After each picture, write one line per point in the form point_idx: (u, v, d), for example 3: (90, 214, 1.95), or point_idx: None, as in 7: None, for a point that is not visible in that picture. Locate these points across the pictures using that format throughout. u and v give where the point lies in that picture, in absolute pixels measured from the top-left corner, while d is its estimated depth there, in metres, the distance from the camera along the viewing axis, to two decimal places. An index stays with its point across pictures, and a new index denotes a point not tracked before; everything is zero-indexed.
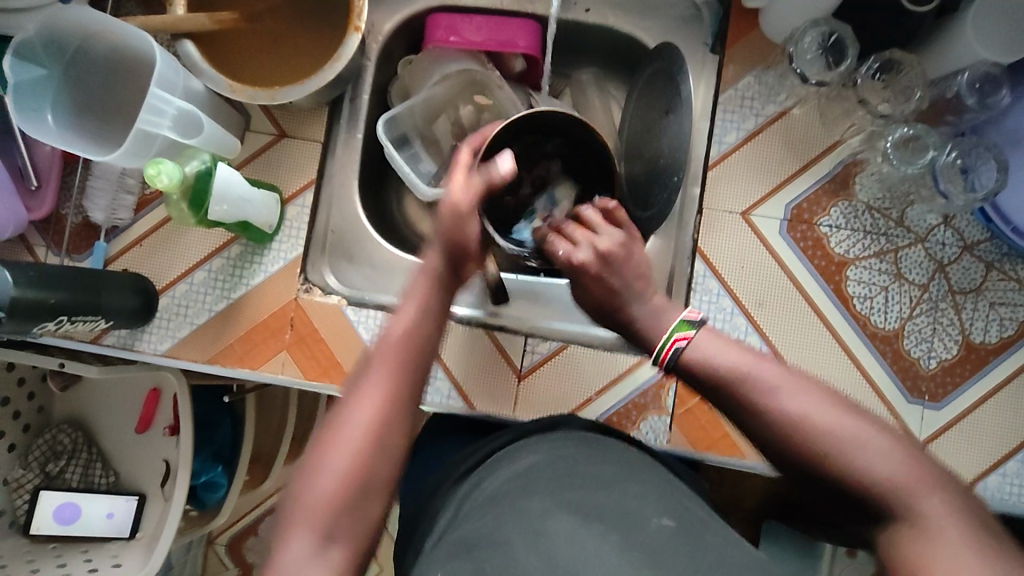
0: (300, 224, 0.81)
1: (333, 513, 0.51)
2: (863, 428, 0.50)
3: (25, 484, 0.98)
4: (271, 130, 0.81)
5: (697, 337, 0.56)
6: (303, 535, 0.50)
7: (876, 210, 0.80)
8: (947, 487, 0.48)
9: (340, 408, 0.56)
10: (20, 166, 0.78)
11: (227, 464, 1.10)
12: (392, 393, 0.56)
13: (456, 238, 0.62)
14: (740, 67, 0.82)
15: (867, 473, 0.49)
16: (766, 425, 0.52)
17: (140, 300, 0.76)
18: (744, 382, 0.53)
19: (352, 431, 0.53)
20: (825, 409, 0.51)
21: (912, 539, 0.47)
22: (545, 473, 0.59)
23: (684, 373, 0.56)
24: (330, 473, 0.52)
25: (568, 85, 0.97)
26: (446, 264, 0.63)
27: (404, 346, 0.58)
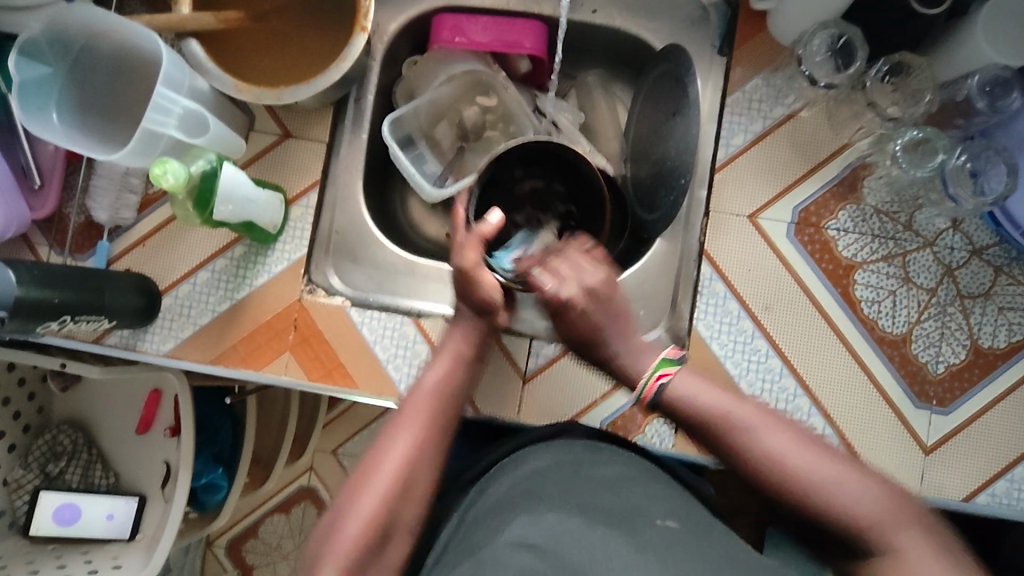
0: (304, 225, 0.80)
1: (358, 552, 0.54)
2: (831, 464, 0.56)
3: (25, 485, 0.98)
4: (276, 130, 0.81)
5: (677, 374, 0.63)
6: (329, 571, 0.53)
7: (884, 214, 0.79)
8: (914, 517, 0.53)
9: (368, 454, 0.60)
10: (22, 165, 0.77)
11: (227, 465, 1.09)
12: (420, 444, 0.60)
13: (476, 297, 0.67)
14: (748, 69, 0.81)
15: (839, 505, 0.54)
16: (743, 463, 0.58)
17: (143, 300, 0.76)
18: (724, 421, 0.59)
19: (381, 476, 0.57)
20: (794, 446, 0.57)
21: (888, 566, 0.52)
22: (549, 478, 0.60)
23: (669, 412, 0.62)
24: (359, 514, 0.56)
25: (573, 86, 0.96)
26: (478, 325, 0.68)
27: (433, 402, 0.63)
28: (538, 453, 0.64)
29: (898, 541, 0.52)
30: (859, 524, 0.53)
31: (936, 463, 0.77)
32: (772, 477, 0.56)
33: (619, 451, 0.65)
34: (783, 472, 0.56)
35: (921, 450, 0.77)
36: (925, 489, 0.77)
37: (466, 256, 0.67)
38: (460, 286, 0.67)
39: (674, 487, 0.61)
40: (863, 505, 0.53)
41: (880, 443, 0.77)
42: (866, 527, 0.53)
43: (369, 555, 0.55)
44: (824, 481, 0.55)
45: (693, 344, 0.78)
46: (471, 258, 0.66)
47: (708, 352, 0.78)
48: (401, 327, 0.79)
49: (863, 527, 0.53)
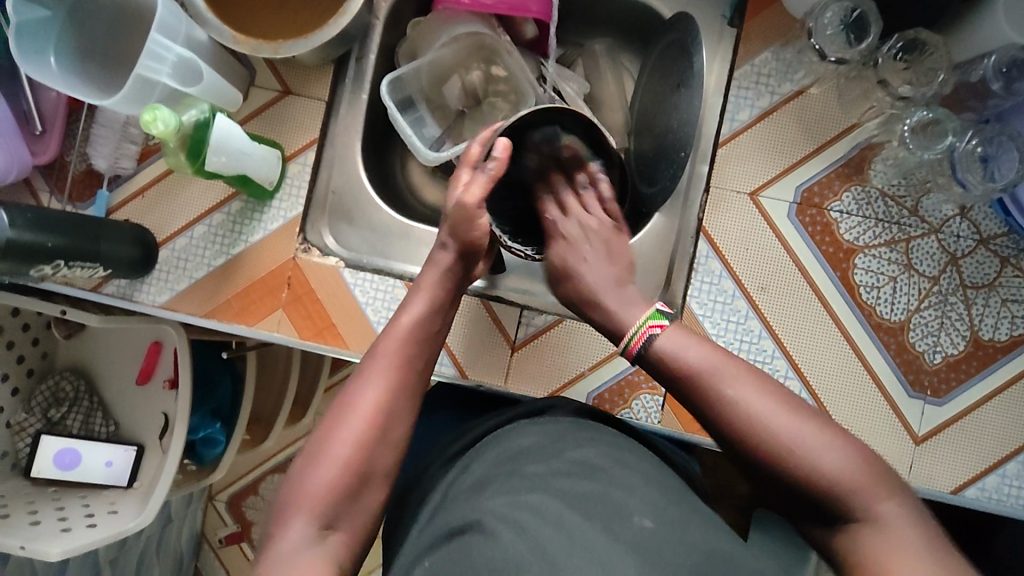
0: (301, 182, 0.81)
1: (334, 499, 0.55)
2: (811, 429, 0.55)
3: (27, 428, 0.99)
4: (276, 87, 0.80)
5: (668, 327, 0.62)
6: (302, 521, 0.54)
7: (889, 198, 0.77)
8: (891, 487, 0.54)
9: (343, 397, 0.59)
10: (25, 110, 0.78)
11: (225, 422, 1.10)
12: (395, 387, 0.60)
13: (465, 235, 0.67)
14: (758, 43, 0.79)
15: (824, 471, 0.53)
16: (726, 424, 0.57)
17: (140, 251, 0.76)
18: (706, 377, 0.58)
19: (354, 420, 0.57)
20: (777, 410, 0.56)
21: (869, 535, 0.52)
22: (533, 456, 0.60)
23: (654, 368, 0.61)
24: (331, 462, 0.56)
25: (580, 55, 0.95)
26: (460, 262, 0.68)
27: (407, 345, 0.62)
28: (527, 430, 0.64)
29: (877, 510, 0.52)
30: (838, 491, 0.53)
31: (930, 456, 0.76)
32: (754, 440, 0.55)
33: (607, 429, 0.65)
34: (766, 437, 0.55)
35: (912, 441, 0.76)
36: (915, 481, 0.76)
37: (471, 193, 0.66)
38: (453, 222, 0.67)
39: (654, 466, 0.60)
40: (843, 470, 0.53)
41: (872, 433, 0.76)
42: (844, 494, 0.53)
43: (346, 502, 0.55)
44: (806, 449, 0.54)
45: (685, 322, 0.78)
46: (474, 196, 0.66)
47: (699, 330, 0.77)
48: (393, 290, 0.79)
49: (845, 493, 0.53)
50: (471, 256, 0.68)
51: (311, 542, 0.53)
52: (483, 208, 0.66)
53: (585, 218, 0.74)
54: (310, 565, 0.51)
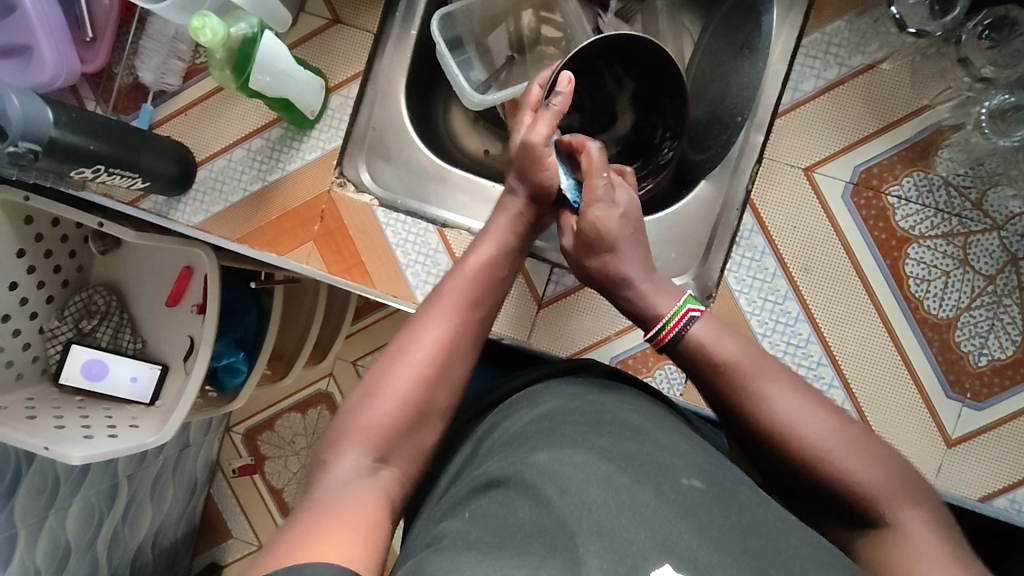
0: (342, 115, 0.79)
1: (389, 432, 0.54)
2: (844, 430, 0.54)
3: (59, 336, 1.01)
4: (325, 15, 0.79)
5: (705, 315, 0.61)
6: (358, 451, 0.52)
7: (953, 187, 0.73)
8: (919, 496, 0.52)
9: (406, 331, 0.58)
10: (76, 15, 0.78)
11: (248, 352, 1.11)
12: (461, 327, 0.59)
13: (537, 178, 0.65)
14: (833, 9, 0.74)
15: (856, 476, 0.52)
16: (754, 418, 0.55)
17: (179, 169, 0.76)
18: (737, 372, 0.57)
19: (418, 354, 0.56)
20: (810, 410, 0.55)
21: (892, 543, 0.50)
22: (567, 418, 0.57)
23: (686, 358, 0.60)
24: (392, 394, 0.55)
25: (640, 10, 0.91)
26: (530, 209, 0.67)
27: (475, 286, 0.61)
28: (551, 395, 0.61)
29: (903, 518, 0.51)
30: (866, 494, 0.52)
31: (964, 460, 0.73)
32: (779, 436, 0.55)
33: (640, 396, 0.63)
34: (798, 434, 0.54)
35: (943, 443, 0.73)
36: (943, 483, 0.73)
37: (538, 130, 0.65)
38: (530, 173, 0.65)
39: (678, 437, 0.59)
40: (870, 475, 0.52)
41: (906, 431, 0.73)
42: (874, 500, 0.52)
43: (400, 436, 0.54)
44: (839, 452, 0.53)
45: (719, 296, 0.75)
46: (541, 134, 0.65)
47: (733, 306, 0.75)
48: (425, 235, 0.78)
49: (872, 495, 0.52)
50: (544, 201, 0.66)
51: (364, 473, 0.52)
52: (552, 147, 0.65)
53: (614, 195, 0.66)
54: (363, 493, 0.50)
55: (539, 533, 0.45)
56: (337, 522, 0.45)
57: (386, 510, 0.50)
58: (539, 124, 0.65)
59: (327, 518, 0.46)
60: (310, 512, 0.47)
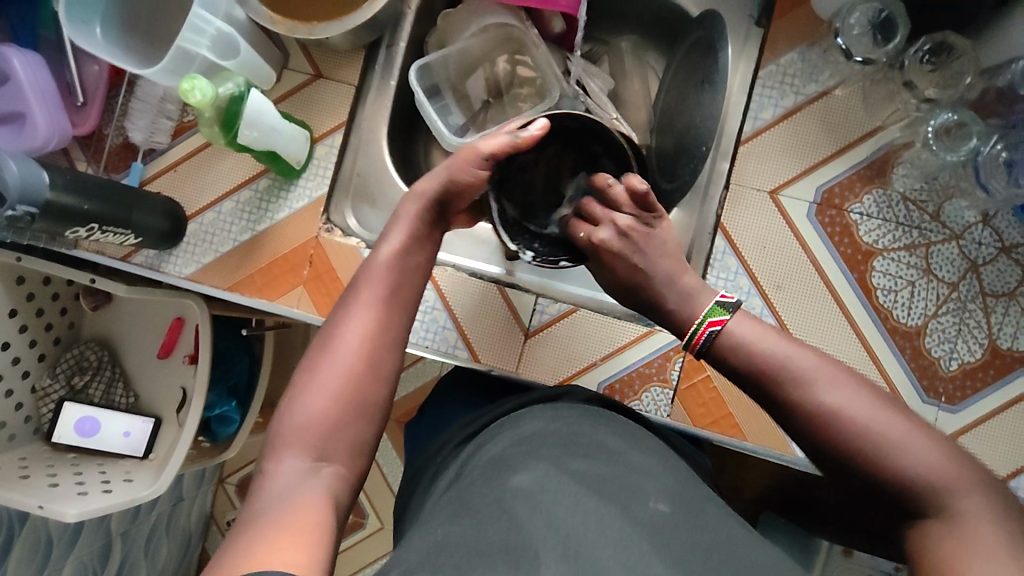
0: (327, 163, 0.83)
1: (325, 429, 0.55)
2: (897, 421, 0.52)
3: (51, 394, 1.02)
4: (308, 70, 0.82)
5: (730, 322, 0.58)
6: (296, 454, 0.53)
7: (911, 202, 0.77)
8: (980, 482, 0.50)
9: (328, 329, 0.59)
10: (68, 81, 0.81)
11: (241, 400, 1.12)
12: (381, 319, 0.60)
13: (457, 176, 0.67)
14: (784, 43, 0.79)
15: (910, 467, 0.50)
16: (798, 414, 0.54)
17: (170, 224, 0.79)
18: (780, 368, 0.55)
19: (343, 351, 0.57)
20: (859, 403, 0.52)
21: (950, 537, 0.48)
22: (550, 439, 0.59)
23: (722, 363, 0.58)
24: (321, 392, 0.56)
25: (606, 52, 0.96)
26: (441, 194, 0.67)
27: (392, 276, 0.63)
28: (536, 418, 0.63)
29: (962, 507, 0.49)
30: (912, 486, 0.50)
31: None
32: (827, 430, 0.52)
33: (620, 419, 0.65)
34: (842, 428, 0.52)
35: None
36: None
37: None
38: (450, 167, 0.67)
39: (662, 456, 0.61)
40: (920, 467, 0.50)
41: None
42: (931, 490, 0.49)
43: (339, 430, 0.55)
44: (893, 441, 0.51)
45: None
46: (490, 149, 0.66)
47: None
48: None
49: (924, 486, 0.50)
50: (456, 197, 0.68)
51: (306, 474, 0.52)
52: (488, 163, 0.67)
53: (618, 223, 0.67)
54: (309, 494, 0.50)
55: (518, 558, 0.46)
56: (285, 525, 0.46)
57: (333, 508, 0.51)
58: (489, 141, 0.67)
59: (274, 523, 0.47)
60: (255, 521, 0.48)
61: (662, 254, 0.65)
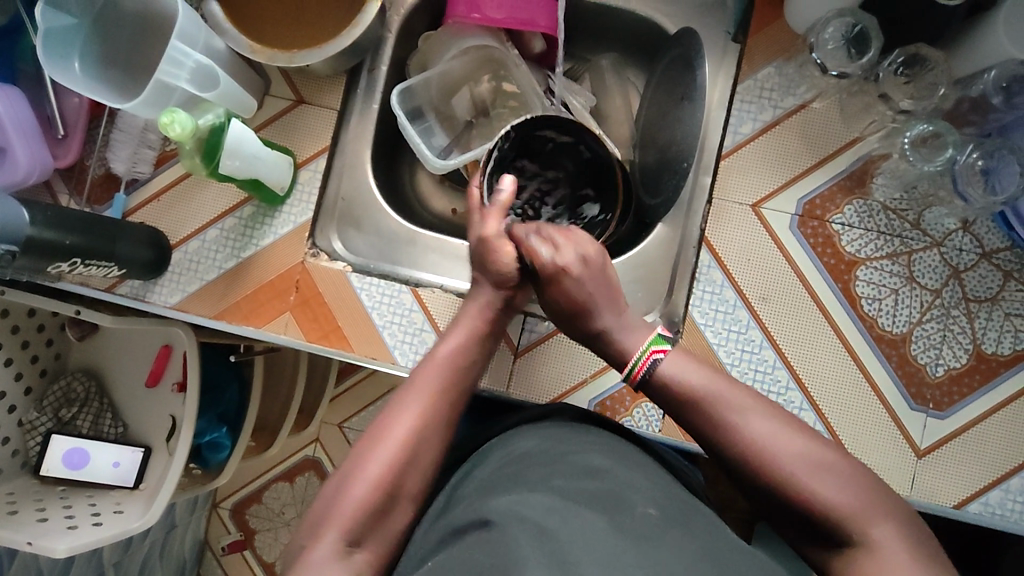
0: (311, 188, 0.83)
1: (364, 517, 0.56)
2: (816, 453, 0.56)
3: (39, 427, 1.00)
4: (290, 96, 0.83)
5: (669, 352, 0.63)
6: (332, 536, 0.55)
7: (892, 211, 0.78)
8: (893, 513, 0.54)
9: (380, 416, 0.61)
10: (48, 115, 0.81)
11: (231, 426, 1.11)
12: (430, 413, 0.61)
13: (489, 264, 0.69)
14: (760, 58, 0.80)
15: (825, 497, 0.54)
16: (728, 446, 0.58)
17: (154, 253, 0.78)
18: (711, 401, 0.59)
19: (390, 441, 0.59)
20: (778, 433, 0.57)
21: (865, 565, 0.52)
22: (538, 460, 0.59)
23: (659, 394, 0.63)
24: (364, 479, 0.57)
25: (587, 70, 0.97)
26: (500, 302, 0.70)
27: (448, 374, 0.64)
28: (525, 438, 0.64)
29: (875, 536, 0.53)
30: (833, 518, 0.54)
31: (932, 470, 0.75)
32: (752, 461, 0.57)
33: (609, 436, 0.65)
34: (765, 458, 0.56)
35: (915, 454, 0.76)
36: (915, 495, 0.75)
37: (489, 226, 0.72)
38: (495, 271, 0.69)
39: (653, 474, 0.61)
40: (840, 498, 0.54)
41: (875, 446, 0.76)
42: (843, 519, 0.54)
43: (375, 520, 0.57)
44: (808, 473, 0.55)
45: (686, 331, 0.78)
46: (495, 228, 0.71)
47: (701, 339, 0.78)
48: (399, 295, 0.80)
49: (839, 516, 0.54)
50: (507, 285, 0.69)
51: (338, 558, 0.54)
52: (506, 237, 0.70)
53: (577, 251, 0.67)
54: None
55: None
56: None
57: None
58: (488, 221, 0.72)
59: None
60: None
61: (598, 287, 0.66)
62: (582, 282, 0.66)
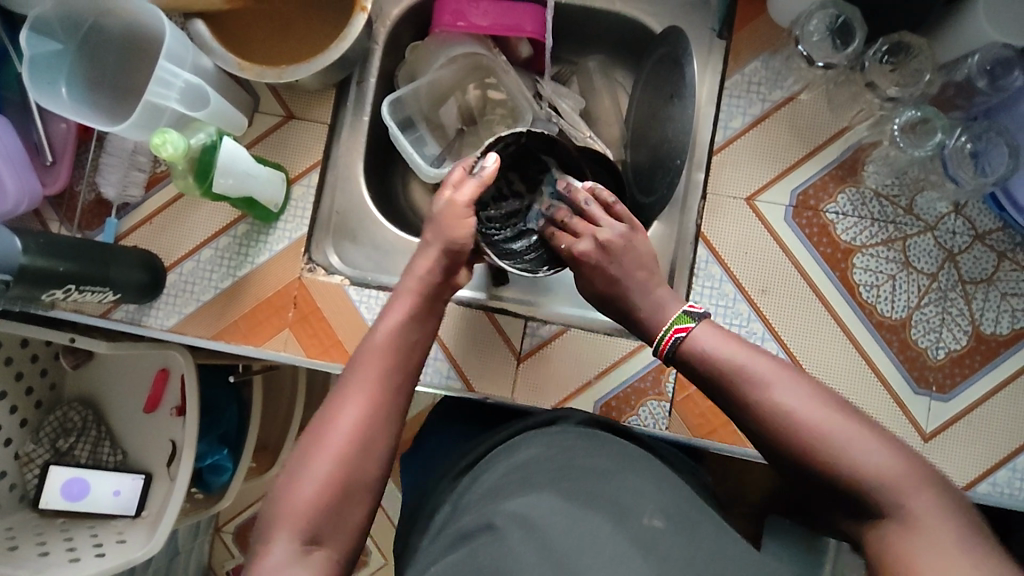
0: (305, 204, 0.82)
1: (316, 515, 0.54)
2: (851, 425, 0.53)
3: (35, 459, 0.99)
4: (280, 112, 0.82)
5: (695, 329, 0.60)
6: (284, 539, 0.53)
7: (884, 197, 0.78)
8: (931, 483, 0.51)
9: (326, 409, 0.58)
10: (35, 142, 0.80)
11: (232, 447, 1.10)
12: (377, 399, 0.59)
13: (450, 237, 0.66)
14: (746, 55, 0.81)
15: (863, 469, 0.52)
16: (759, 421, 0.56)
17: (149, 276, 0.77)
18: (740, 374, 0.57)
19: (336, 432, 0.56)
20: (810, 406, 0.54)
21: (899, 536, 0.50)
22: (544, 465, 0.59)
23: (686, 367, 0.60)
24: (312, 476, 0.55)
25: (574, 73, 0.98)
26: (441, 269, 0.66)
27: (389, 355, 0.61)
28: (531, 444, 0.63)
29: (912, 508, 0.50)
30: (867, 488, 0.51)
31: (939, 452, 0.76)
32: (786, 433, 0.54)
33: (615, 440, 0.64)
34: (795, 430, 0.54)
35: (921, 438, 0.76)
36: None
37: (462, 195, 0.66)
38: (443, 239, 0.66)
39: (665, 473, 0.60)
40: (874, 468, 0.52)
41: None
42: (880, 491, 0.51)
43: (329, 517, 0.54)
44: (845, 444, 0.52)
45: None
46: (465, 196, 0.66)
47: None
48: None
49: (874, 489, 0.51)
50: (457, 260, 0.66)
51: (295, 560, 0.52)
52: (469, 209, 0.66)
53: (598, 235, 0.67)
54: None
55: None
56: None
57: None
58: (462, 189, 0.67)
59: None
60: None
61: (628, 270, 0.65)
62: (604, 265, 0.66)
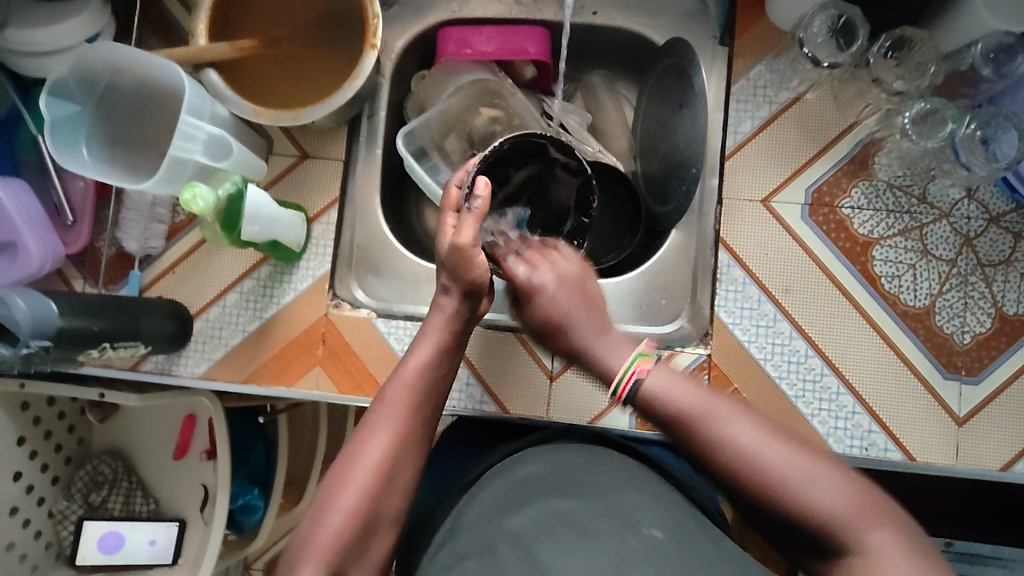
0: (326, 241, 0.82)
1: (343, 549, 0.55)
2: (806, 463, 0.55)
3: (69, 516, 0.98)
4: (294, 152, 0.83)
5: (654, 368, 0.62)
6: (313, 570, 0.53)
7: (897, 188, 0.80)
8: (885, 517, 0.53)
9: (353, 442, 0.60)
10: (54, 201, 0.80)
11: (263, 486, 1.10)
12: (404, 433, 0.60)
13: (466, 277, 0.65)
14: (749, 60, 0.83)
15: (818, 505, 0.53)
16: (716, 460, 0.57)
17: (177, 325, 0.77)
18: (695, 416, 0.58)
19: (364, 464, 0.58)
20: (763, 445, 0.56)
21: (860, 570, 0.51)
22: (555, 482, 0.61)
23: (645, 412, 0.61)
24: (341, 508, 0.56)
25: (578, 88, 0.98)
26: (466, 309, 0.67)
27: (416, 392, 0.62)
28: (553, 454, 0.64)
29: (870, 542, 0.52)
30: (823, 524, 0.53)
31: (973, 436, 0.76)
32: (741, 472, 0.56)
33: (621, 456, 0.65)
34: (754, 470, 0.55)
35: (954, 423, 0.77)
36: (961, 463, 0.76)
37: (464, 234, 0.64)
38: (451, 266, 0.65)
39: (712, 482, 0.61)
40: (829, 503, 0.53)
41: (915, 420, 0.77)
42: (832, 527, 0.52)
43: (353, 550, 0.55)
44: (798, 481, 0.54)
45: (715, 331, 0.79)
46: (468, 236, 0.64)
47: (731, 339, 0.79)
48: None
49: (831, 526, 0.53)
50: (477, 295, 0.66)
51: None
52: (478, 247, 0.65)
53: (555, 271, 0.69)
54: None
55: None
56: None
57: None
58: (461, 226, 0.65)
59: None
60: None
61: (571, 301, 0.66)
62: (559, 297, 0.67)
